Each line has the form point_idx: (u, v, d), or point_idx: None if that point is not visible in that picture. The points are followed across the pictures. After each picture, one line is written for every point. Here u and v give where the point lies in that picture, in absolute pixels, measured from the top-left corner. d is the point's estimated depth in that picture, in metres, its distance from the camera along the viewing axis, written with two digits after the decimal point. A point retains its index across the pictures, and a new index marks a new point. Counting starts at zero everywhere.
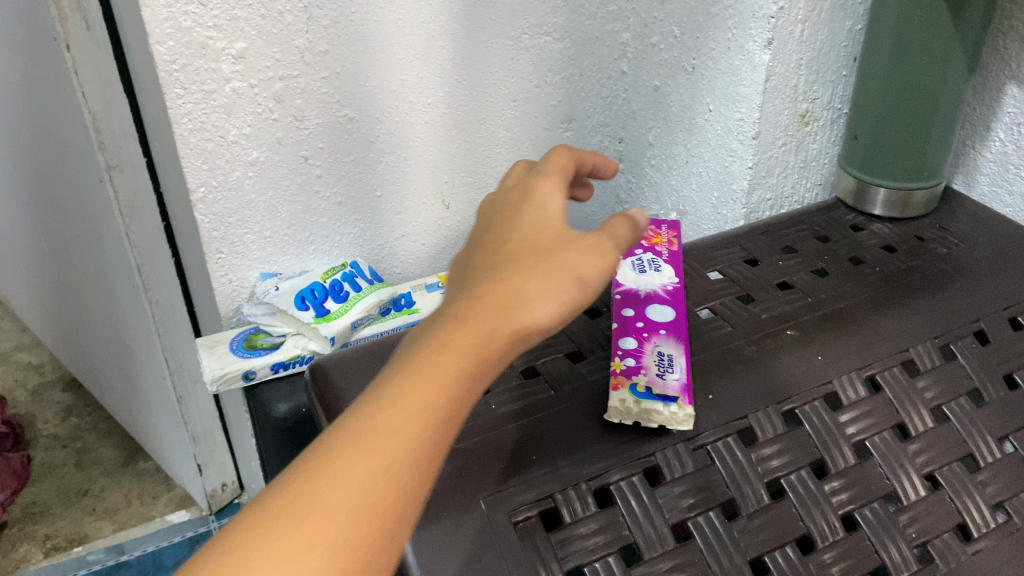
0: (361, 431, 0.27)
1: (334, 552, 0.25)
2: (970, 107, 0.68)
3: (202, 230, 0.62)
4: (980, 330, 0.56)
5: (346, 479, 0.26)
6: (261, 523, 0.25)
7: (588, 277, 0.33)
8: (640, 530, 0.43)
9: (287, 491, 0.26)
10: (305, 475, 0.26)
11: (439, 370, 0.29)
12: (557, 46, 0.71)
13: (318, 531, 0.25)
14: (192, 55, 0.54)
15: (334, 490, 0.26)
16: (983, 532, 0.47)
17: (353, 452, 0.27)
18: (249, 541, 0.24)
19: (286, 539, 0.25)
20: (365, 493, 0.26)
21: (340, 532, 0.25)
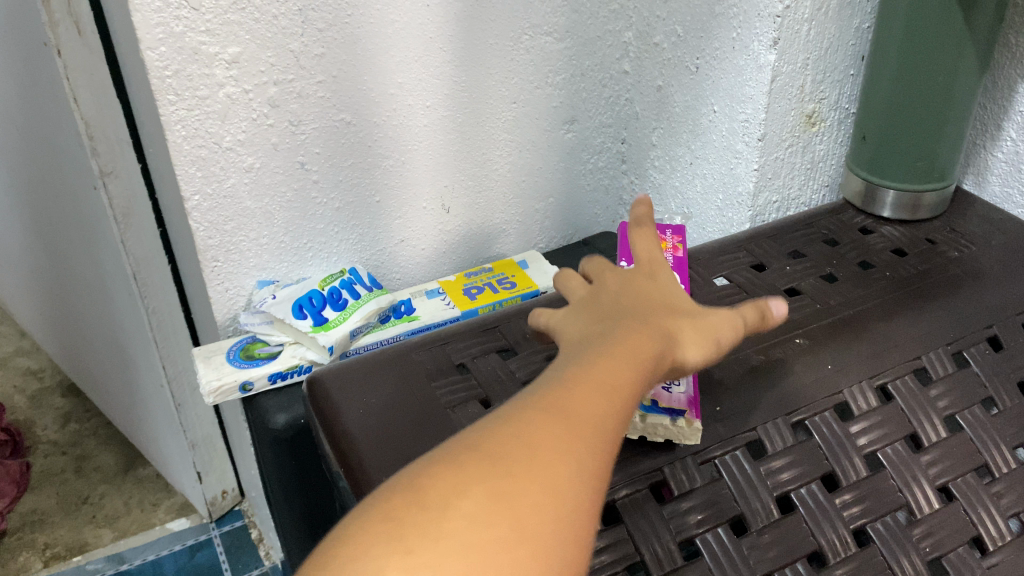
0: (577, 391, 0.32)
1: (574, 477, 0.29)
2: (980, 106, 0.67)
3: (197, 238, 0.61)
4: (994, 336, 0.54)
5: (574, 423, 0.30)
6: (508, 440, 0.29)
7: (723, 343, 0.40)
8: (647, 547, 0.42)
9: (526, 422, 0.30)
10: (536, 412, 0.30)
11: (632, 365, 0.34)
12: (558, 47, 0.70)
13: (557, 456, 0.29)
14: (185, 61, 0.53)
15: (566, 430, 0.30)
16: (1000, 545, 0.46)
17: (575, 404, 0.31)
18: (504, 451, 0.29)
19: (538, 457, 0.29)
20: (585, 437, 0.30)
21: (575, 461, 0.29)
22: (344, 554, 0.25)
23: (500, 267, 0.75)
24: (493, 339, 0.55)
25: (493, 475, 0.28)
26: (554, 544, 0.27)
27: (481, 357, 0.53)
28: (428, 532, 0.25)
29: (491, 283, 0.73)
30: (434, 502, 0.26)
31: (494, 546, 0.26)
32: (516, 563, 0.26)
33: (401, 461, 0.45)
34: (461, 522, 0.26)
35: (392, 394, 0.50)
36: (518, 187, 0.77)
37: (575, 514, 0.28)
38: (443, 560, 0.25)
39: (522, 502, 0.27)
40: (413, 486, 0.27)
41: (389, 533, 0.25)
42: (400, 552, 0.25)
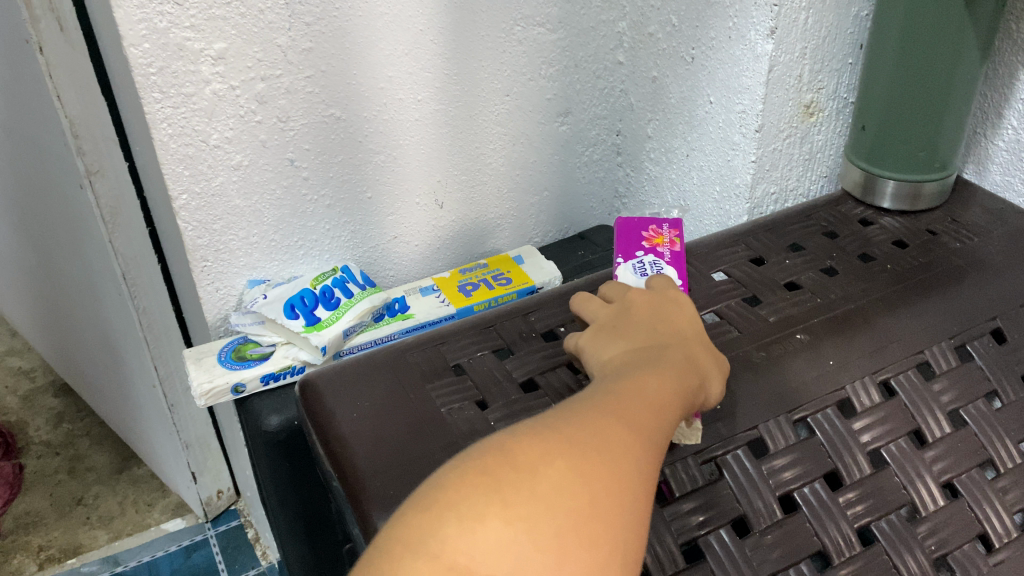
0: (633, 400, 0.35)
1: (638, 467, 0.32)
2: (981, 94, 0.66)
3: (185, 238, 0.60)
4: (996, 329, 0.54)
5: (636, 423, 0.34)
6: (582, 424, 0.32)
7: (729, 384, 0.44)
8: (648, 549, 0.41)
9: (594, 415, 0.33)
10: (602, 409, 0.34)
11: (674, 392, 0.37)
12: (551, 38, 0.68)
13: (627, 446, 0.32)
14: (169, 58, 0.52)
15: (628, 428, 0.33)
16: (1006, 542, 0.45)
17: (632, 408, 0.34)
18: (579, 433, 0.32)
19: (607, 445, 0.32)
20: (648, 434, 0.34)
21: (639, 454, 0.32)
22: (447, 502, 0.28)
23: (495, 263, 0.74)
24: (488, 339, 0.54)
25: (572, 451, 0.31)
26: (623, 523, 0.30)
27: (476, 357, 0.52)
28: (519, 491, 0.29)
29: (486, 279, 0.71)
30: (523, 466, 0.30)
31: (574, 512, 0.29)
32: (593, 530, 0.29)
33: (396, 465, 0.44)
34: (548, 487, 0.29)
35: (386, 396, 0.49)
36: (513, 181, 0.75)
37: (641, 498, 0.31)
38: (532, 517, 0.28)
39: (601, 478, 0.30)
40: (503, 449, 0.30)
41: (484, 488, 0.29)
42: (496, 505, 0.28)
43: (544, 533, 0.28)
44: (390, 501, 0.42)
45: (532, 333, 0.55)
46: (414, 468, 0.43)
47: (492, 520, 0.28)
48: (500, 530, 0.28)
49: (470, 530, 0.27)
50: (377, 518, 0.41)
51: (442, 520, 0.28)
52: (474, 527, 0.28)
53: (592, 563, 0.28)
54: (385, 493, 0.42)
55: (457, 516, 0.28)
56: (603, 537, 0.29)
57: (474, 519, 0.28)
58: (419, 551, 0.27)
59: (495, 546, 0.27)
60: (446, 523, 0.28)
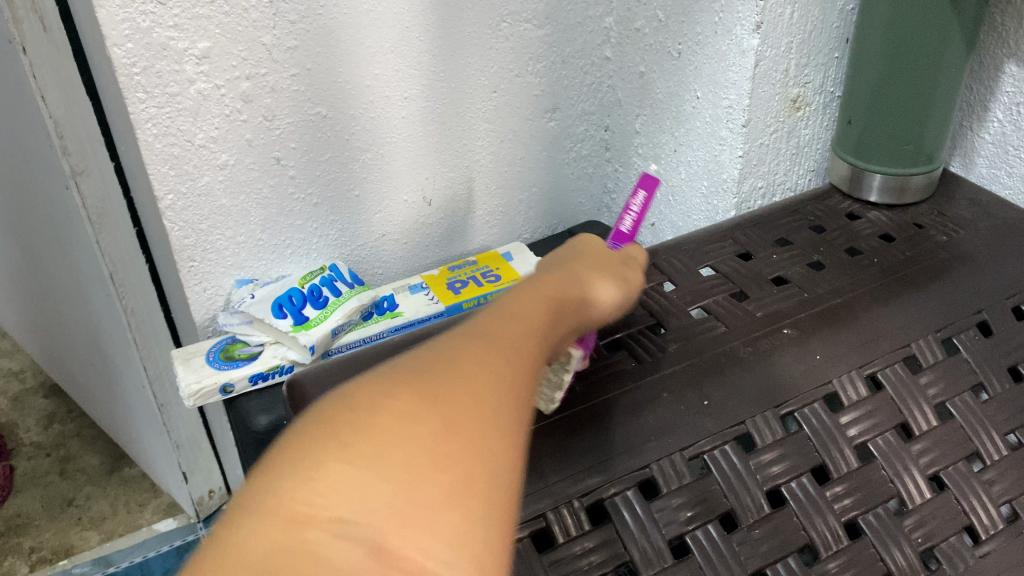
0: (500, 327, 0.31)
1: (501, 390, 0.27)
2: (967, 86, 0.66)
3: (172, 238, 0.59)
4: (983, 322, 0.54)
5: (501, 349, 0.29)
6: (434, 356, 0.27)
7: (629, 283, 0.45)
8: (636, 545, 0.42)
9: (450, 344, 0.28)
10: (458, 340, 0.29)
11: (555, 298, 0.37)
12: (538, 34, 0.68)
13: (489, 367, 0.28)
14: (153, 57, 0.51)
15: (490, 353, 0.28)
16: (992, 534, 0.45)
17: (497, 335, 0.30)
18: (430, 364, 0.27)
19: (465, 367, 0.27)
20: (512, 356, 0.29)
21: (503, 376, 0.28)
22: (279, 457, 0.22)
23: (484, 260, 0.74)
24: None
25: (423, 379, 0.25)
26: (499, 440, 0.25)
27: None
28: (363, 425, 0.23)
29: (475, 276, 0.71)
30: (364, 402, 0.24)
31: (431, 435, 0.23)
32: (454, 452, 0.23)
33: None
34: (395, 416, 0.24)
35: None
36: (501, 177, 0.75)
37: (511, 419, 0.26)
38: (384, 446, 0.23)
39: (464, 399, 0.25)
40: (340, 393, 0.25)
41: (321, 430, 0.23)
42: (335, 446, 0.22)
43: (397, 462, 0.22)
44: None
45: None
46: None
47: (331, 462, 0.22)
48: (343, 468, 0.22)
49: (304, 478, 0.21)
50: None
51: (272, 476, 0.21)
52: (309, 474, 0.21)
53: (457, 486, 0.23)
54: None
55: (289, 467, 0.22)
56: (478, 460, 0.24)
57: (309, 464, 0.22)
58: (247, 513, 0.20)
59: (339, 487, 0.21)
60: (276, 477, 0.21)
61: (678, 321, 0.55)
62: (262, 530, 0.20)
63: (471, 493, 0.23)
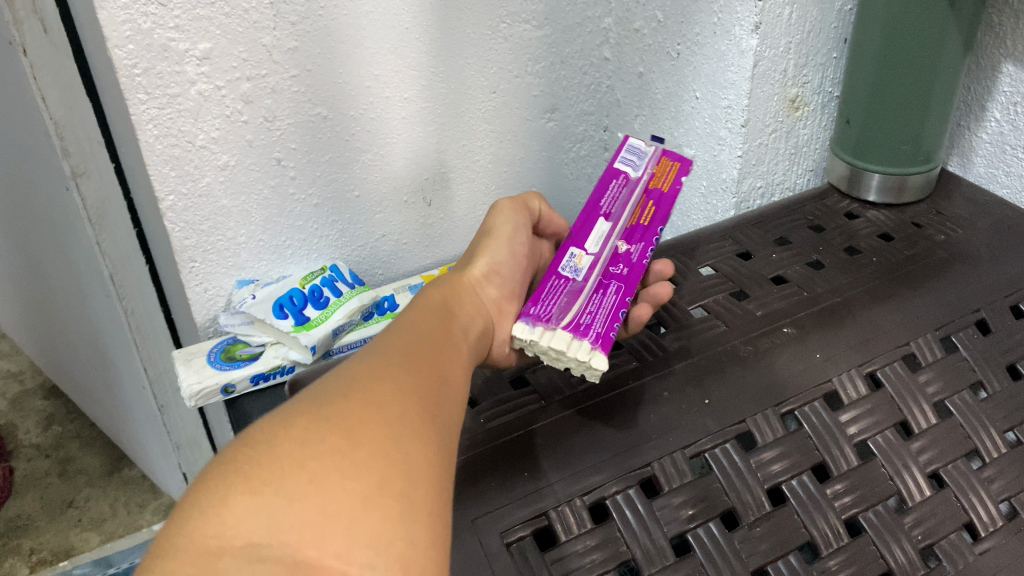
0: (394, 351, 0.37)
1: (400, 405, 0.33)
2: (964, 86, 0.66)
3: (173, 239, 0.60)
4: (981, 320, 0.54)
5: (398, 370, 0.36)
6: (334, 385, 0.33)
7: (501, 234, 0.52)
8: (637, 543, 0.42)
9: (347, 376, 0.34)
10: (356, 370, 0.35)
11: (434, 294, 0.46)
12: (537, 35, 0.68)
13: (385, 392, 0.33)
14: (154, 58, 0.51)
15: (385, 374, 0.35)
16: (992, 531, 0.45)
17: (392, 359, 0.36)
18: (327, 394, 0.33)
19: (361, 391, 0.33)
20: (405, 380, 0.35)
21: (398, 394, 0.34)
22: (191, 502, 0.28)
23: None
24: None
25: (319, 410, 0.31)
26: (399, 452, 0.31)
27: None
28: (265, 462, 0.29)
29: None
30: (263, 441, 0.30)
31: (331, 456, 0.29)
32: (359, 464, 0.30)
33: None
34: (295, 445, 0.30)
35: None
36: (500, 178, 0.75)
37: (408, 427, 0.33)
38: (286, 479, 0.28)
39: (360, 424, 0.31)
40: (244, 437, 0.30)
41: (227, 472, 0.28)
42: (239, 482, 0.28)
43: (299, 485, 0.28)
44: None
45: None
46: None
47: (238, 497, 0.28)
48: (248, 501, 0.27)
49: (215, 516, 0.27)
50: None
51: (186, 519, 0.27)
52: (218, 512, 0.27)
53: (366, 493, 0.29)
54: None
55: (200, 509, 0.27)
56: (377, 472, 0.30)
57: (218, 504, 0.27)
58: (166, 554, 0.26)
59: (249, 516, 0.27)
60: (189, 519, 0.27)
61: (678, 320, 0.55)
62: (182, 565, 0.25)
63: (381, 494, 0.29)
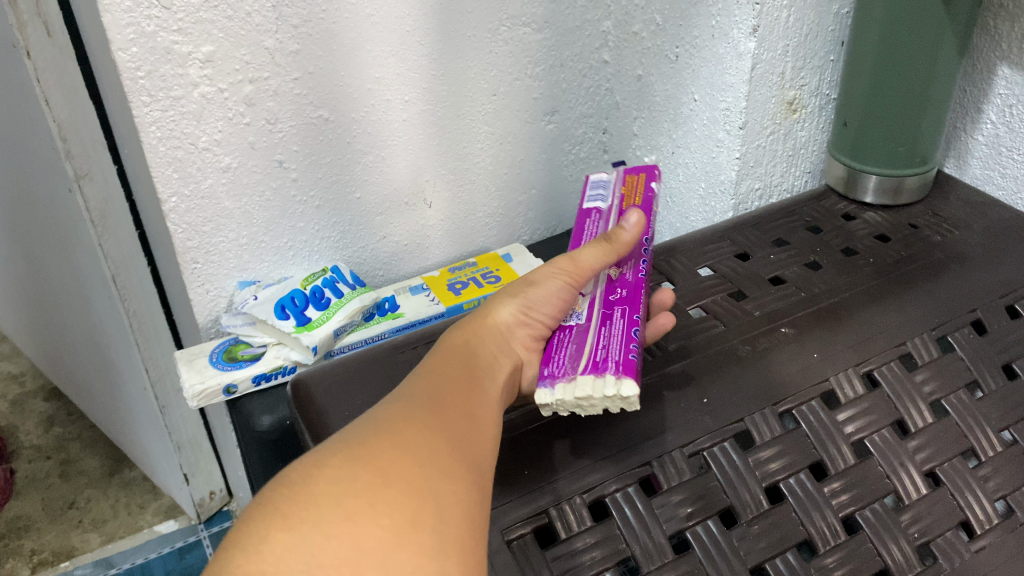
0: (424, 397, 0.37)
1: (430, 442, 0.34)
2: (960, 89, 0.67)
3: (176, 240, 0.60)
4: (977, 320, 0.55)
5: (425, 411, 0.36)
6: (365, 428, 0.34)
7: (533, 282, 0.46)
8: (637, 541, 0.42)
9: (379, 417, 0.35)
10: (387, 413, 0.35)
11: (455, 338, 0.43)
12: (537, 37, 0.69)
13: (416, 431, 0.34)
14: (157, 61, 0.52)
15: (414, 416, 0.35)
16: (988, 529, 0.46)
17: (420, 399, 0.37)
18: (358, 435, 0.33)
19: (391, 432, 0.33)
20: (436, 419, 0.36)
21: (427, 432, 0.34)
22: (230, 541, 0.28)
23: (484, 261, 0.74)
24: None
25: (352, 450, 0.32)
26: (430, 488, 0.31)
27: None
28: (301, 501, 0.29)
29: (475, 277, 0.72)
30: (298, 480, 0.30)
31: (365, 493, 0.30)
32: (392, 500, 0.30)
33: None
34: (330, 482, 0.30)
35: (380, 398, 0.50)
36: (500, 179, 0.76)
37: (439, 464, 0.33)
38: (321, 515, 0.29)
39: (393, 462, 0.32)
40: (278, 478, 0.31)
41: (264, 511, 0.29)
42: (277, 520, 0.28)
43: (335, 522, 0.29)
44: None
45: None
46: None
47: (276, 535, 0.28)
48: (287, 539, 0.28)
49: (255, 554, 0.27)
50: None
51: (226, 558, 0.27)
52: (258, 550, 0.27)
53: (399, 528, 0.29)
54: None
55: (240, 548, 0.28)
56: (410, 506, 0.30)
57: (257, 542, 0.28)
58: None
59: (286, 554, 0.27)
60: (230, 558, 0.27)
61: (677, 321, 0.55)
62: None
63: (414, 529, 0.29)
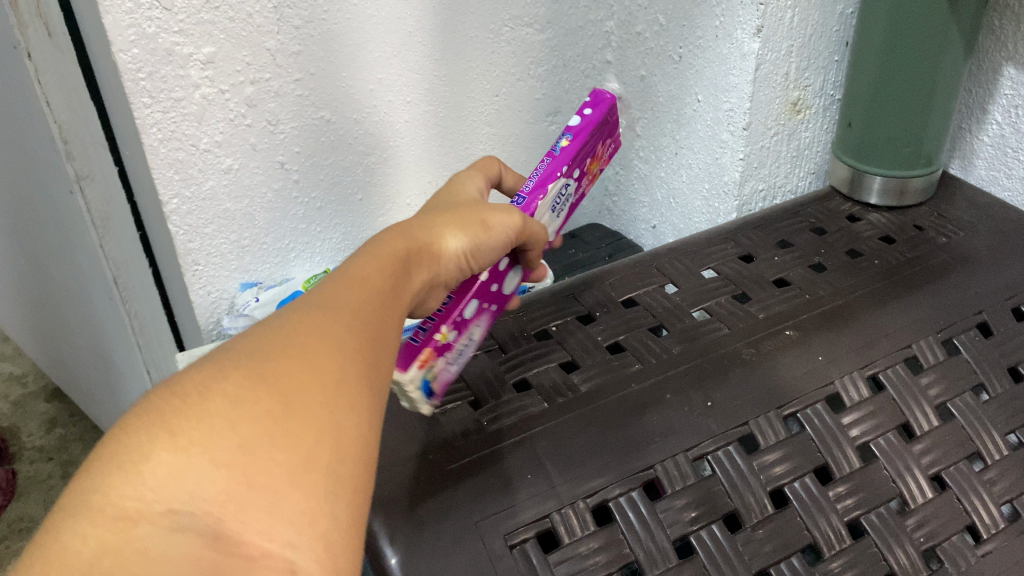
0: (344, 309, 0.33)
1: (348, 370, 0.30)
2: (967, 89, 0.66)
3: (177, 242, 0.59)
4: (982, 323, 0.54)
5: (346, 329, 0.32)
6: (279, 336, 0.30)
7: (493, 223, 0.42)
8: (641, 546, 0.42)
9: (292, 324, 0.31)
10: (302, 322, 0.31)
11: (397, 245, 0.38)
12: (540, 38, 0.69)
13: (332, 348, 0.30)
14: (158, 62, 0.51)
15: (333, 329, 0.31)
16: (993, 533, 0.46)
17: (341, 316, 0.32)
18: (267, 347, 0.29)
19: (303, 348, 0.30)
20: (356, 334, 0.32)
21: (349, 355, 0.31)
22: (108, 451, 0.25)
23: None
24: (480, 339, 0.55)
25: (260, 365, 0.28)
26: (335, 418, 0.29)
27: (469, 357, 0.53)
28: (193, 418, 0.26)
29: None
30: (193, 393, 0.27)
31: (264, 419, 0.27)
32: (294, 432, 0.27)
33: (392, 464, 0.44)
34: (226, 401, 0.27)
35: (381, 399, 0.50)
36: None
37: (350, 391, 0.30)
38: (211, 439, 0.26)
39: (301, 385, 0.28)
40: (176, 384, 0.27)
41: (150, 423, 0.26)
42: (163, 438, 0.25)
43: (228, 448, 0.26)
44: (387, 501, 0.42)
45: (524, 334, 0.55)
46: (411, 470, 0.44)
47: (160, 454, 0.25)
48: (172, 461, 0.25)
49: (133, 473, 0.25)
50: (371, 516, 0.41)
51: (100, 475, 0.25)
52: (137, 470, 0.25)
53: (297, 466, 0.27)
54: (381, 495, 0.42)
55: (117, 465, 0.25)
56: (311, 438, 0.27)
57: (137, 460, 0.25)
58: (77, 513, 0.24)
59: (169, 479, 0.25)
60: (105, 474, 0.25)
61: (680, 323, 0.55)
62: (94, 527, 0.24)
63: (313, 470, 0.27)
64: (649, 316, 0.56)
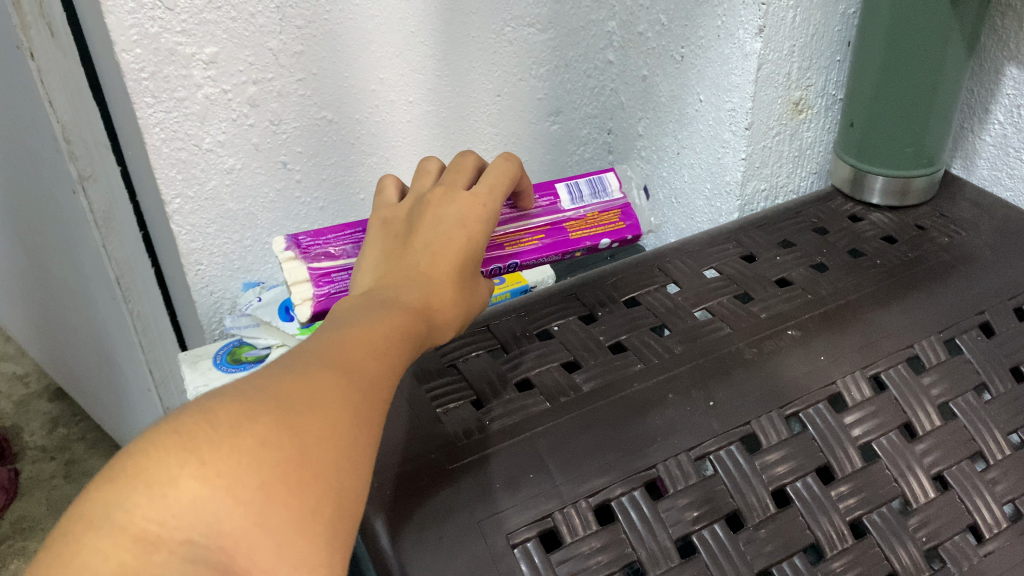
0: (357, 367, 0.35)
1: (354, 425, 0.33)
2: (969, 89, 0.66)
3: (179, 242, 0.59)
4: (985, 322, 0.54)
5: (358, 388, 0.34)
6: (301, 385, 0.32)
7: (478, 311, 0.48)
8: (643, 546, 0.42)
9: (314, 373, 0.33)
10: (322, 375, 0.33)
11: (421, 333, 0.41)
12: (541, 38, 0.69)
13: (347, 405, 0.33)
14: (161, 62, 0.51)
15: (349, 385, 0.34)
16: (995, 533, 0.46)
17: (354, 374, 0.35)
18: (291, 394, 0.31)
19: (321, 403, 0.32)
20: (366, 391, 0.35)
21: (356, 411, 0.33)
22: (132, 467, 0.26)
23: None
24: (482, 339, 0.55)
25: (279, 413, 0.30)
26: (339, 472, 0.31)
27: (471, 357, 0.53)
28: (223, 452, 0.28)
29: None
30: (224, 425, 0.28)
31: (282, 467, 0.29)
32: (303, 482, 0.29)
33: (394, 463, 0.44)
34: (252, 441, 0.29)
35: None
36: None
37: (354, 448, 0.32)
38: (235, 475, 0.27)
39: (317, 438, 0.31)
40: (201, 412, 0.29)
41: (180, 449, 0.27)
42: (193, 465, 0.27)
43: (249, 489, 0.28)
44: (389, 500, 0.42)
45: (526, 334, 0.55)
46: (413, 469, 0.44)
47: (187, 481, 0.26)
48: (198, 490, 0.26)
49: (160, 497, 0.26)
50: (373, 516, 0.41)
51: (127, 490, 0.25)
52: (163, 493, 0.26)
53: (301, 514, 0.29)
54: (383, 494, 0.42)
55: (145, 482, 0.26)
56: (316, 490, 0.30)
57: (165, 483, 0.26)
58: (100, 527, 0.24)
59: (192, 509, 0.26)
60: (131, 491, 0.25)
61: (682, 323, 0.55)
62: (115, 546, 0.24)
63: (313, 519, 0.29)
64: (651, 316, 0.56)
